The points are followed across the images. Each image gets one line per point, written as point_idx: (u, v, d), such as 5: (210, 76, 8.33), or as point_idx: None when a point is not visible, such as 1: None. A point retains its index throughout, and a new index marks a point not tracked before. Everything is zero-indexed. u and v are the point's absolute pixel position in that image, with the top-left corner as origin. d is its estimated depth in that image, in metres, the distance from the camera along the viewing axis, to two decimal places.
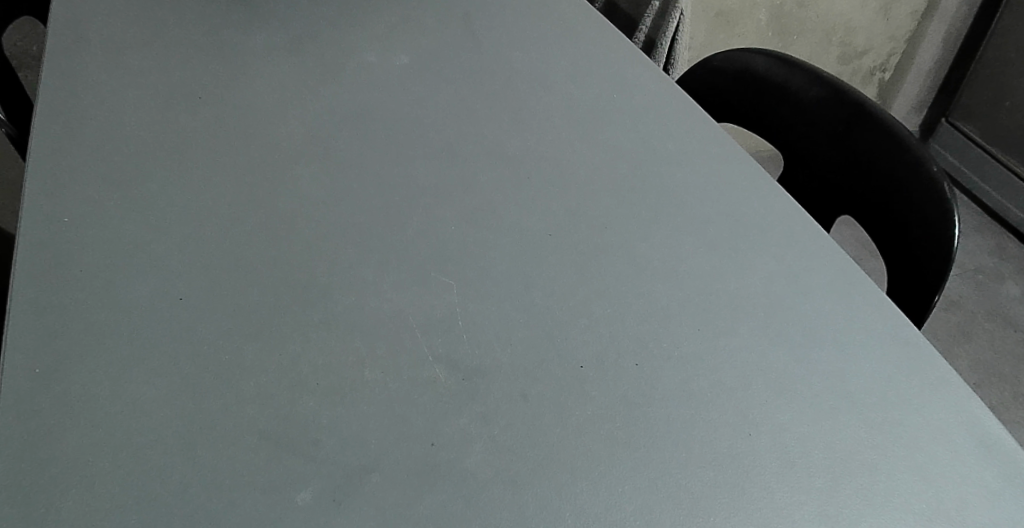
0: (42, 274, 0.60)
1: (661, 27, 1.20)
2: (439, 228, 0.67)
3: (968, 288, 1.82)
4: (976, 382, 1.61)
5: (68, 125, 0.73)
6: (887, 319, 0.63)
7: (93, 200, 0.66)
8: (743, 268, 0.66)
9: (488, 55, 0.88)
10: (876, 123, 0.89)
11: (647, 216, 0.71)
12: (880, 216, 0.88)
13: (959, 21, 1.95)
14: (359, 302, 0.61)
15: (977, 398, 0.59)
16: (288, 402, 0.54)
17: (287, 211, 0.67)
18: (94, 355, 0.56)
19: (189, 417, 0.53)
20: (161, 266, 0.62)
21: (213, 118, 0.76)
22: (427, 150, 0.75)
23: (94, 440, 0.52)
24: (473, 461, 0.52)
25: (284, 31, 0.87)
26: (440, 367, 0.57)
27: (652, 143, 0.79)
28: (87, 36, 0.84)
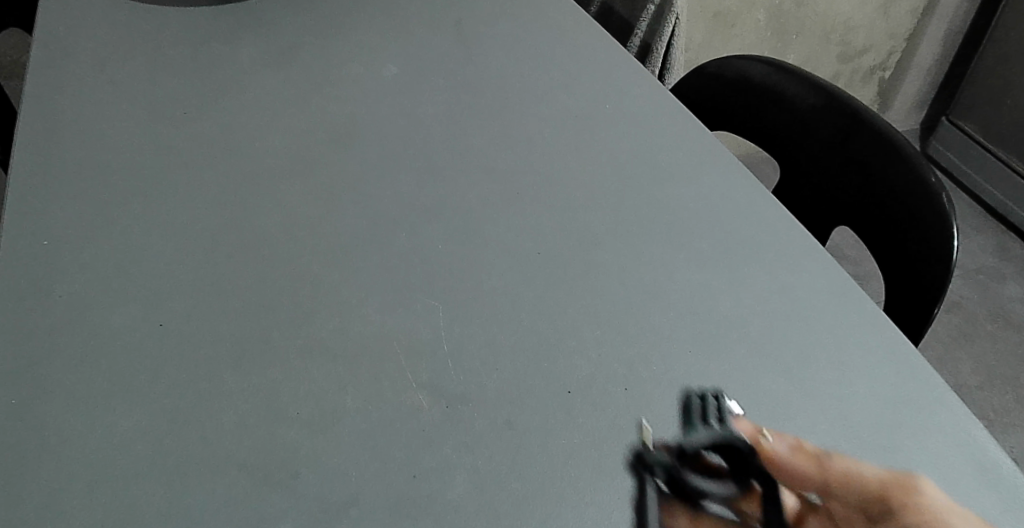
0: (24, 301, 0.60)
1: (657, 32, 1.18)
2: (426, 247, 0.67)
3: (970, 288, 1.80)
4: (977, 385, 1.60)
5: (53, 146, 0.72)
6: (883, 337, 0.62)
7: (76, 223, 0.66)
8: (736, 286, 0.65)
9: (478, 66, 0.87)
10: (875, 132, 0.87)
11: (638, 231, 0.70)
12: (879, 228, 0.86)
13: (958, 19, 1.94)
14: (342, 326, 0.60)
15: (974, 418, 0.58)
16: (270, 432, 0.54)
17: (272, 233, 0.67)
18: (75, 384, 0.55)
19: (169, 447, 0.53)
20: (144, 292, 0.61)
21: (200, 138, 0.75)
22: (414, 166, 0.75)
23: (72, 472, 0.51)
24: (456, 493, 0.52)
25: (271, 42, 0.87)
26: (425, 393, 0.56)
27: (643, 155, 0.78)
28: (72, 51, 0.83)
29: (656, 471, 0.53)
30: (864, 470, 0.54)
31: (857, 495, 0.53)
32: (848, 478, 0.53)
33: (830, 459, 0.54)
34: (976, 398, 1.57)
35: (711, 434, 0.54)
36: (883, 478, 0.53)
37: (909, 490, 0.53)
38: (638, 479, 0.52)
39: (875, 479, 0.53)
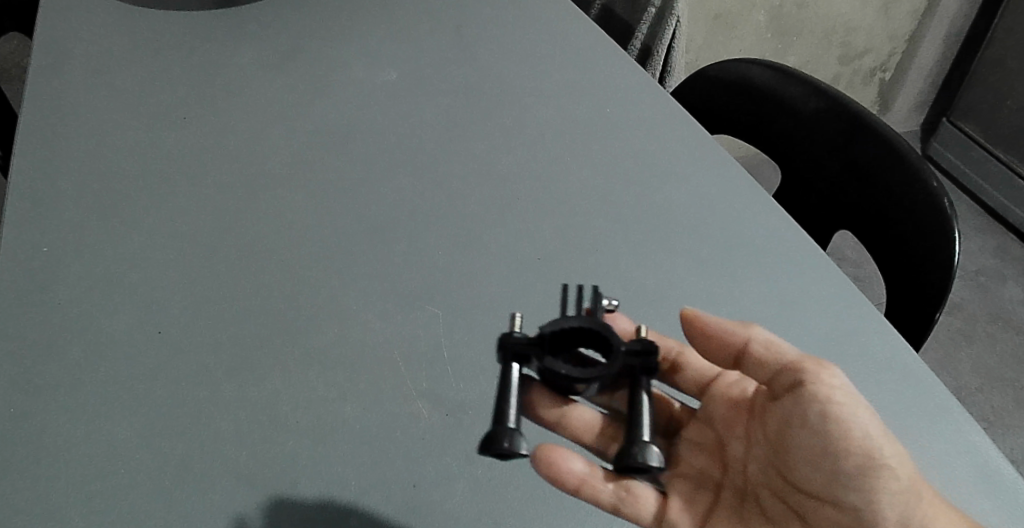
0: (28, 311, 0.61)
1: (657, 34, 1.18)
2: (426, 255, 0.68)
3: (971, 290, 1.80)
4: (978, 387, 1.59)
5: (55, 153, 0.73)
6: (888, 346, 0.65)
7: (79, 231, 0.66)
8: (731, 304, 0.67)
9: (478, 69, 0.87)
10: (875, 137, 0.87)
11: (635, 241, 0.71)
12: (881, 231, 0.86)
13: (959, 20, 1.94)
14: (342, 334, 0.61)
15: (977, 425, 0.61)
16: (271, 441, 0.55)
17: (273, 240, 0.67)
18: (80, 393, 0.56)
19: (170, 456, 0.54)
20: (146, 300, 0.62)
21: (200, 143, 0.75)
22: (414, 174, 0.75)
23: (80, 482, 0.52)
24: (455, 503, 0.54)
25: (271, 46, 0.87)
26: (423, 402, 0.58)
27: (641, 161, 0.79)
28: (72, 54, 0.83)
29: (532, 356, 0.56)
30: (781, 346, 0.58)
31: (773, 369, 0.58)
32: (768, 352, 0.58)
33: (754, 333, 0.59)
34: (976, 401, 1.57)
35: (585, 322, 0.56)
36: (797, 357, 0.57)
37: (824, 374, 0.56)
38: (514, 363, 0.56)
39: (791, 358, 0.58)
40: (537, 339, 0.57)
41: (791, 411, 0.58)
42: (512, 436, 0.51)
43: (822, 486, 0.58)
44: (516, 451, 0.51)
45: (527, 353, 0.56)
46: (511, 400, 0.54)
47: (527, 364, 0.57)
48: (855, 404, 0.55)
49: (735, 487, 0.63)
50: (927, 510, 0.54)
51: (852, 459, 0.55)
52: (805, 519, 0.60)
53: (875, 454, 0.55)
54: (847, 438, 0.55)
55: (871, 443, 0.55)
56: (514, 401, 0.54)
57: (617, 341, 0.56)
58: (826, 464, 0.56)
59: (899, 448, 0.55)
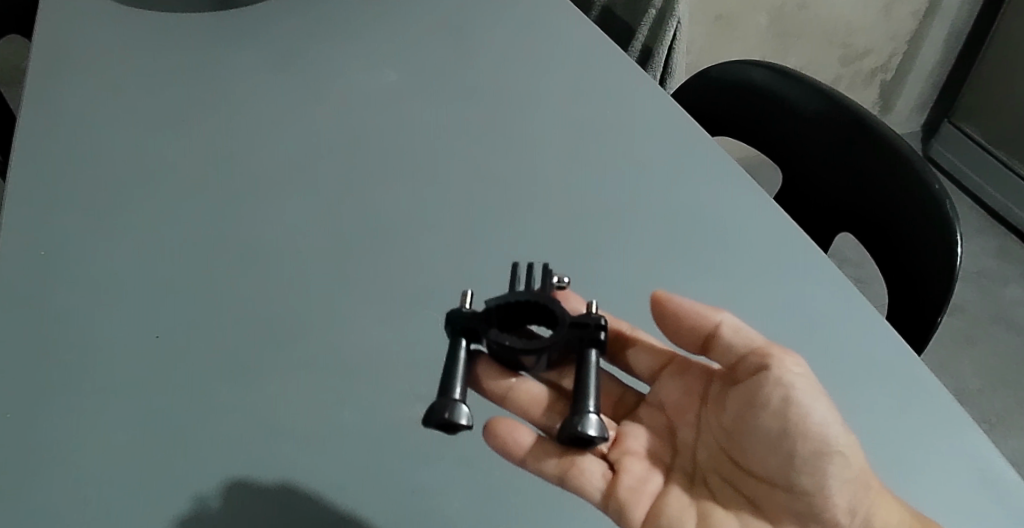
0: (27, 314, 0.60)
1: (658, 36, 1.17)
2: (426, 258, 0.67)
3: (973, 291, 1.79)
4: (980, 388, 1.59)
5: (54, 155, 0.73)
6: (889, 350, 0.65)
7: (77, 235, 0.66)
8: (734, 306, 0.67)
9: (479, 70, 0.87)
10: (877, 138, 0.87)
11: (636, 243, 0.71)
12: (882, 234, 0.86)
13: (961, 21, 1.93)
14: (342, 337, 0.61)
15: (977, 428, 0.61)
16: (270, 445, 0.55)
17: (271, 243, 0.67)
18: (78, 398, 0.56)
19: (168, 461, 0.53)
20: (144, 303, 0.62)
21: (200, 145, 0.75)
22: (414, 177, 0.75)
23: (78, 488, 0.52)
24: (455, 508, 0.53)
25: (270, 48, 0.86)
26: (424, 406, 0.57)
27: (642, 163, 0.78)
28: (72, 56, 0.83)
29: (480, 331, 0.56)
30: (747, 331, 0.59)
31: (738, 353, 0.59)
32: (737, 336, 0.59)
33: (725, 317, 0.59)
34: (978, 402, 1.56)
35: (534, 297, 0.58)
36: (762, 344, 0.58)
37: (787, 362, 0.57)
38: (464, 338, 0.56)
39: (759, 342, 0.58)
40: (484, 315, 0.58)
41: (750, 396, 0.58)
42: (455, 406, 0.50)
43: (775, 471, 0.58)
44: (458, 420, 0.50)
45: (475, 329, 0.56)
46: (457, 372, 0.54)
47: (477, 340, 0.57)
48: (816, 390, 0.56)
49: (684, 470, 0.62)
50: (873, 498, 0.55)
51: (806, 447, 0.56)
52: (754, 505, 0.60)
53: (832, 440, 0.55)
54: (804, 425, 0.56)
55: (828, 430, 0.55)
56: (462, 373, 0.54)
57: (561, 312, 0.57)
58: (782, 449, 0.57)
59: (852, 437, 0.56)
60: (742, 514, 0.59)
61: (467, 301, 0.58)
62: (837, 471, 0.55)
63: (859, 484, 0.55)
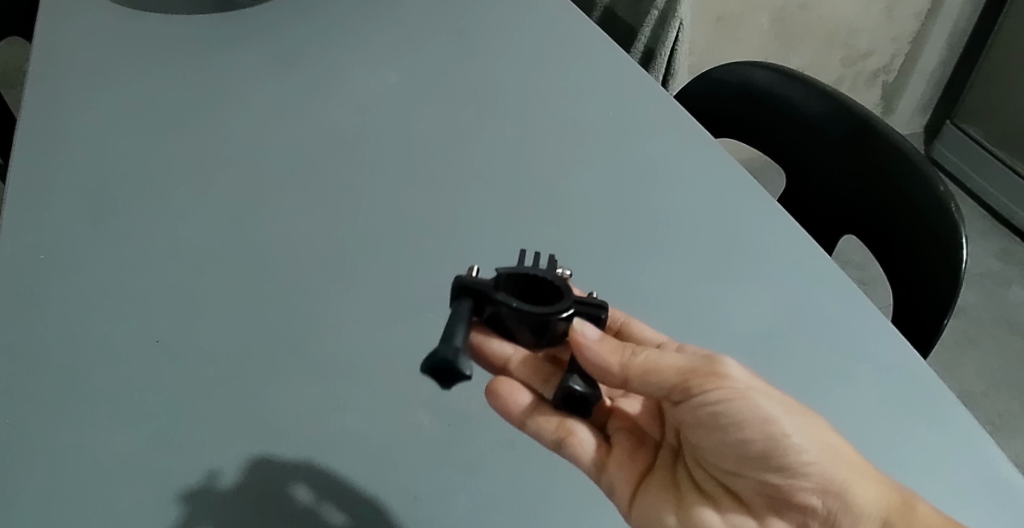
0: (24, 317, 0.60)
1: (661, 37, 1.17)
2: (428, 261, 0.67)
3: (977, 293, 1.78)
4: (983, 391, 1.58)
5: (53, 157, 0.72)
6: (895, 356, 0.65)
7: (76, 238, 0.66)
8: (742, 306, 0.67)
9: (480, 73, 0.87)
10: (882, 139, 0.86)
11: (638, 246, 0.70)
12: (887, 238, 0.86)
13: (963, 22, 1.93)
14: (342, 341, 0.61)
15: (982, 434, 0.61)
16: (270, 450, 0.54)
17: (271, 247, 0.67)
18: (75, 401, 0.55)
19: (169, 466, 0.53)
20: (144, 308, 0.61)
21: (200, 148, 0.75)
22: (417, 180, 0.74)
23: (74, 492, 0.51)
24: (456, 514, 0.53)
25: (272, 51, 0.86)
26: (425, 411, 0.57)
27: (644, 167, 0.78)
28: (71, 59, 0.82)
29: (486, 295, 0.52)
30: (664, 357, 0.52)
31: (658, 385, 0.52)
32: (649, 374, 0.52)
33: (631, 359, 0.52)
34: (981, 404, 1.56)
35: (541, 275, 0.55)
36: (685, 364, 0.52)
37: (713, 375, 0.52)
38: (468, 301, 0.52)
39: (676, 371, 0.52)
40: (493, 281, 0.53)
41: (688, 406, 0.54)
42: None
43: (737, 463, 0.55)
44: (464, 369, 0.48)
45: (481, 290, 0.52)
46: (462, 325, 0.50)
47: (478, 308, 0.53)
48: (750, 396, 0.52)
49: (671, 447, 0.61)
50: (846, 475, 0.53)
51: (753, 442, 0.54)
52: (731, 491, 0.57)
53: (778, 434, 0.53)
54: (749, 420, 0.53)
55: (771, 425, 0.53)
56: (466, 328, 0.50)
57: (568, 290, 0.54)
58: (732, 447, 0.55)
59: (806, 427, 0.53)
60: (718, 500, 0.57)
61: (473, 271, 0.54)
62: (798, 458, 0.53)
63: (824, 467, 0.53)
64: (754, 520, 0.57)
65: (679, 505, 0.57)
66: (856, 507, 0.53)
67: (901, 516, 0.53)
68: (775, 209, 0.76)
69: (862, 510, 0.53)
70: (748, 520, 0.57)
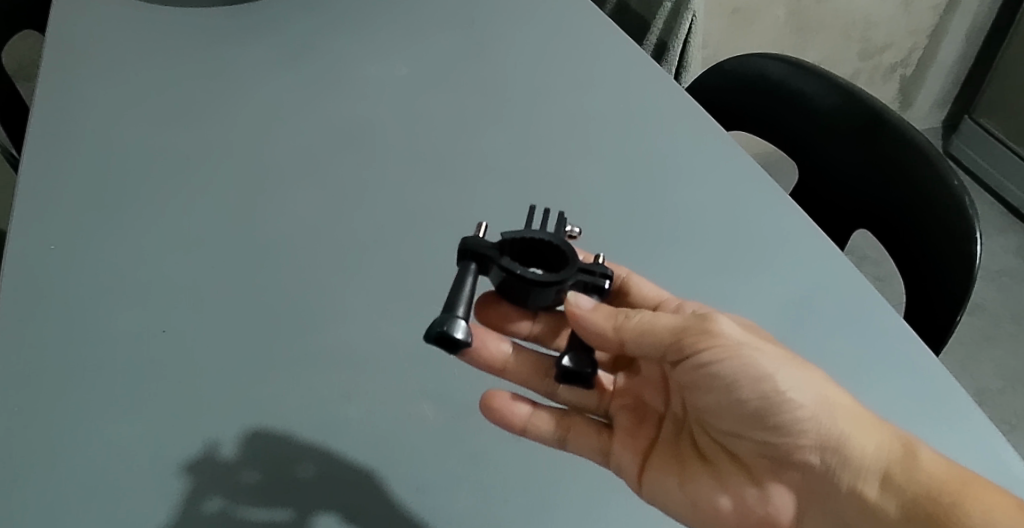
0: (31, 305, 0.60)
1: (673, 29, 1.16)
2: (433, 253, 0.67)
3: (994, 291, 1.76)
4: (1000, 389, 1.56)
5: (62, 148, 0.73)
6: (909, 352, 0.64)
7: (85, 227, 0.66)
8: (751, 297, 0.66)
9: (489, 66, 0.86)
10: (895, 131, 0.85)
11: (645, 237, 0.70)
12: (898, 232, 0.85)
13: (982, 16, 1.91)
14: (348, 333, 0.61)
15: (991, 433, 0.60)
16: (272, 442, 0.54)
17: (276, 238, 0.67)
18: (80, 389, 0.56)
19: (173, 457, 0.53)
20: (150, 297, 0.62)
21: (208, 138, 0.75)
22: (427, 172, 0.74)
23: (75, 478, 0.52)
24: (458, 506, 0.52)
25: (283, 42, 0.86)
26: (430, 404, 0.57)
27: (652, 159, 0.78)
28: (81, 52, 0.83)
29: (492, 258, 0.51)
30: (658, 318, 0.53)
31: (654, 345, 0.53)
32: (643, 334, 0.52)
33: (625, 322, 0.52)
34: (997, 403, 1.54)
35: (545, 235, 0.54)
36: (678, 323, 0.53)
37: (706, 332, 0.53)
38: (473, 263, 0.51)
39: (669, 331, 0.53)
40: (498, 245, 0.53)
41: (685, 366, 0.54)
42: (455, 320, 0.47)
43: (735, 423, 0.56)
44: (459, 334, 0.47)
45: (486, 256, 0.51)
46: (464, 288, 0.49)
47: (485, 269, 0.52)
48: (743, 352, 0.53)
49: (676, 417, 0.60)
50: (845, 429, 0.53)
51: (748, 402, 0.54)
52: (734, 456, 0.57)
53: (773, 391, 0.53)
54: (742, 379, 0.53)
55: (765, 382, 0.53)
56: (467, 290, 0.49)
57: (574, 255, 0.53)
58: (730, 407, 0.55)
59: (801, 381, 0.53)
60: (721, 468, 0.58)
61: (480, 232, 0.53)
62: (794, 414, 0.53)
63: (821, 422, 0.53)
64: (755, 485, 0.57)
65: (683, 477, 0.57)
66: (857, 458, 0.53)
67: (904, 465, 0.52)
68: (786, 203, 0.75)
69: (863, 462, 0.53)
70: (749, 486, 0.57)
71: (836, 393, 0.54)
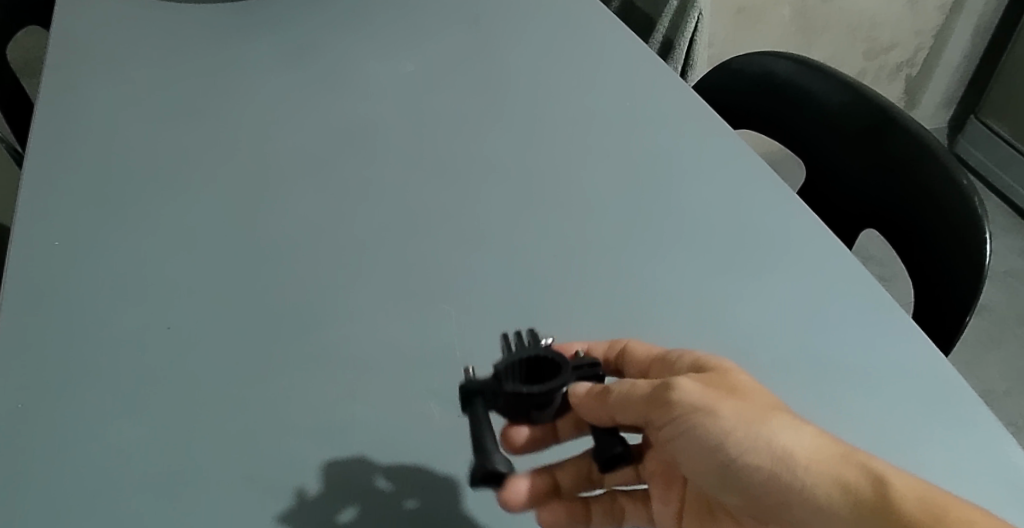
0: (36, 302, 0.60)
1: (679, 28, 1.15)
2: (438, 251, 0.67)
3: (1000, 292, 1.75)
4: (1005, 391, 1.55)
5: (67, 145, 0.72)
6: (919, 352, 0.63)
7: (89, 224, 0.66)
8: (759, 295, 0.66)
9: (495, 64, 0.86)
10: (904, 131, 0.85)
11: (652, 236, 0.70)
12: (906, 232, 0.84)
13: (988, 16, 1.90)
14: (353, 331, 0.60)
15: (1002, 434, 0.59)
16: (277, 440, 0.54)
17: (281, 236, 0.66)
18: (84, 388, 0.55)
19: (176, 456, 0.52)
20: (154, 295, 0.61)
21: (213, 135, 0.75)
22: (432, 170, 0.74)
23: (79, 476, 0.51)
24: (466, 508, 0.52)
25: (289, 40, 0.86)
26: (436, 402, 0.56)
27: (659, 157, 0.78)
28: (87, 49, 0.83)
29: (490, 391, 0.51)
30: (634, 386, 0.50)
31: (632, 413, 0.50)
32: (622, 406, 0.50)
33: (602, 398, 0.50)
34: (1003, 405, 1.53)
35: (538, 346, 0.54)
36: (645, 393, 0.50)
37: (663, 398, 0.49)
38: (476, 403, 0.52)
39: (638, 400, 0.50)
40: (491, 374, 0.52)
41: (659, 434, 0.50)
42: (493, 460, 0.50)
43: (710, 488, 0.50)
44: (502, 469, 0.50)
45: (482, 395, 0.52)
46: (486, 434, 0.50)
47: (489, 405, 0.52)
48: (694, 412, 0.48)
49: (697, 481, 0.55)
50: (802, 475, 0.46)
51: (712, 462, 0.49)
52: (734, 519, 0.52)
53: (730, 449, 0.47)
54: (700, 437, 0.48)
55: (721, 439, 0.48)
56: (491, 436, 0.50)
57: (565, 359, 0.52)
58: (700, 471, 0.50)
59: (756, 432, 0.47)
60: None
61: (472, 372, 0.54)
62: (753, 470, 0.47)
63: (778, 471, 0.46)
64: None
65: None
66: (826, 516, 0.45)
67: (874, 509, 0.44)
68: (793, 202, 0.75)
69: (824, 509, 0.45)
70: None
71: (803, 443, 0.47)
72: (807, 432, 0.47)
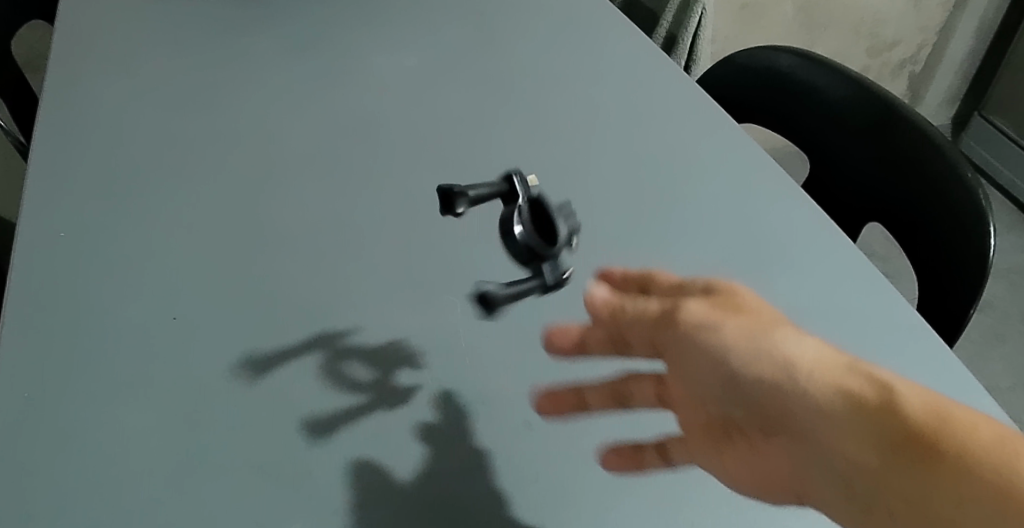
0: (44, 292, 0.60)
1: (683, 22, 1.15)
2: (444, 242, 0.67)
3: (1004, 288, 1.75)
4: (1009, 386, 1.55)
5: (73, 137, 0.73)
6: (923, 343, 0.63)
7: (97, 215, 0.66)
8: (764, 286, 0.66)
9: (500, 57, 0.86)
10: (907, 125, 0.85)
11: (657, 227, 0.70)
12: (911, 224, 0.84)
13: (992, 12, 1.90)
14: (360, 321, 0.60)
15: (1007, 426, 0.59)
16: (286, 430, 0.54)
17: (288, 227, 0.67)
18: (92, 377, 0.56)
19: (185, 445, 0.53)
20: (162, 285, 0.62)
21: (219, 126, 0.75)
22: (436, 162, 0.74)
23: (89, 464, 0.51)
24: (473, 497, 0.52)
25: (293, 33, 0.86)
26: (442, 392, 0.57)
27: (664, 149, 0.78)
28: (92, 42, 0.83)
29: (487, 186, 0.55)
30: (647, 305, 0.45)
31: (618, 330, 0.46)
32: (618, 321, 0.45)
33: (620, 310, 0.46)
34: (1007, 401, 1.53)
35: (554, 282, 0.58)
36: (657, 309, 0.45)
37: (663, 322, 0.44)
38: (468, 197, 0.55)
39: (648, 317, 0.45)
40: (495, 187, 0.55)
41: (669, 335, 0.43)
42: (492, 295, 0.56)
43: (706, 393, 0.43)
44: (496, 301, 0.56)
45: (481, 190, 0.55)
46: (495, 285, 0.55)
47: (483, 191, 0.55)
48: (694, 324, 0.43)
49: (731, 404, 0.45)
50: (801, 377, 0.39)
51: (711, 377, 0.42)
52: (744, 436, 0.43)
53: (730, 352, 0.41)
54: (699, 347, 0.42)
55: (723, 351, 0.41)
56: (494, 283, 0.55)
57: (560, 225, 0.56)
58: (706, 386, 0.42)
59: (744, 333, 0.42)
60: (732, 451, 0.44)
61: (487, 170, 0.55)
62: (761, 378, 0.40)
63: (785, 387, 0.39)
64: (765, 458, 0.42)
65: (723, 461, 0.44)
66: (828, 418, 0.38)
67: (875, 412, 0.38)
68: (798, 193, 0.75)
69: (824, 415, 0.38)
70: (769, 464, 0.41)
71: (804, 349, 0.40)
72: (810, 341, 0.41)
